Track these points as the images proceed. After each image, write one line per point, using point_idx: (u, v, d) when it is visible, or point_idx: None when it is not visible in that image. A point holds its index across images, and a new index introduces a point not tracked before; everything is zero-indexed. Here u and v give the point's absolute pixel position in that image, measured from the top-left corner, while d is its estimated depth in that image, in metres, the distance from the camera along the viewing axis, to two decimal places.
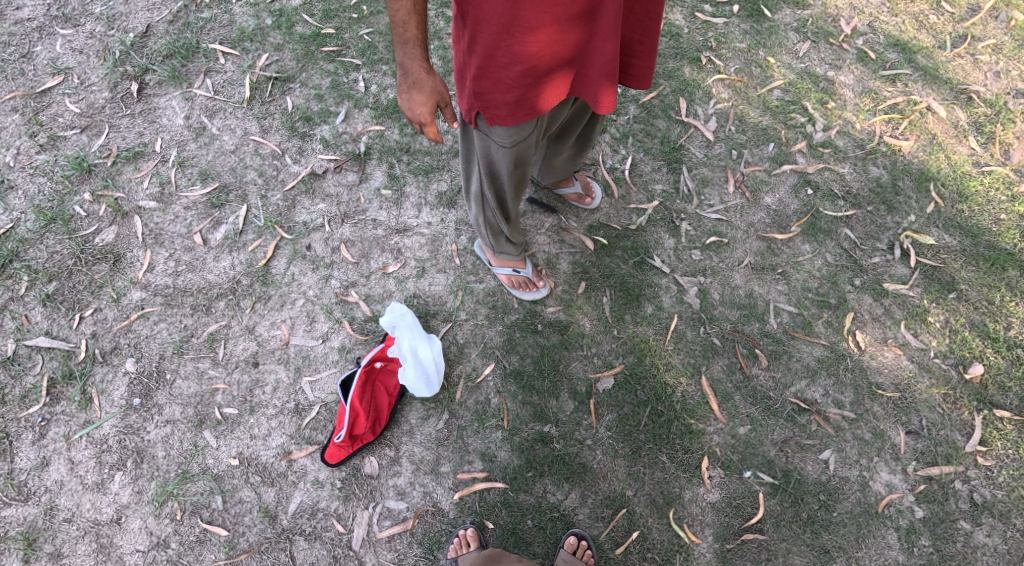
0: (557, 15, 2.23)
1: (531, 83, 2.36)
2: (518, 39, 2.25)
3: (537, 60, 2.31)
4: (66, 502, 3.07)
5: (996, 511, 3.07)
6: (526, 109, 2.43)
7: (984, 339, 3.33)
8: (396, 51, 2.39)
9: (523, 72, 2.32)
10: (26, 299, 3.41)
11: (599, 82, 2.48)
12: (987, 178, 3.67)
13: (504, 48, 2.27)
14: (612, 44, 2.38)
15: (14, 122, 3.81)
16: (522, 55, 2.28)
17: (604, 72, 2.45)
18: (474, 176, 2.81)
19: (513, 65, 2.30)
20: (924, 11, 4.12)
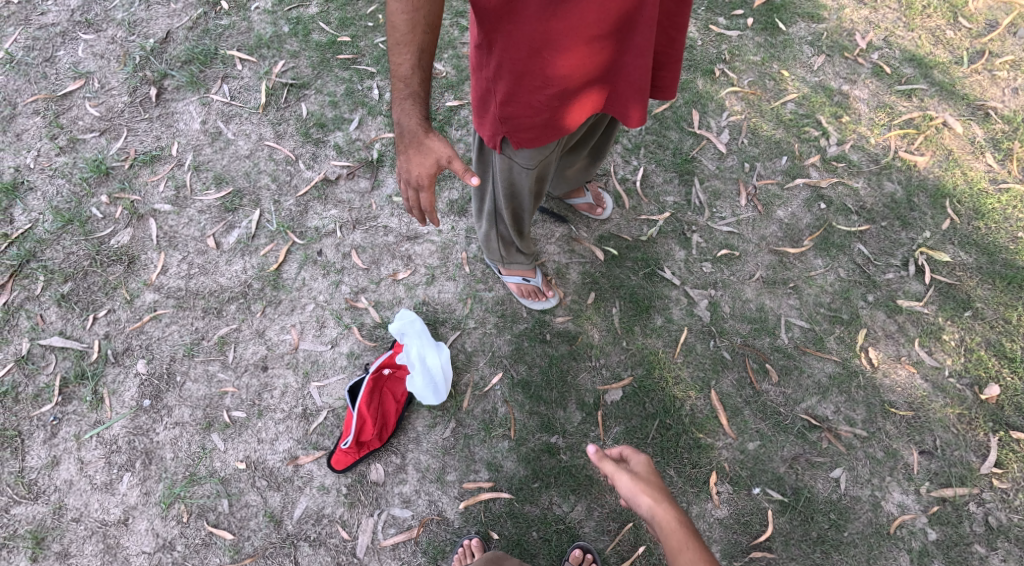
0: (588, 37, 2.24)
1: (561, 103, 2.39)
2: (548, 63, 2.26)
3: (568, 81, 2.33)
4: (75, 501, 3.09)
5: (1011, 536, 3.02)
6: (555, 129, 2.46)
7: (1000, 358, 3.29)
8: (394, 108, 2.37)
9: (552, 95, 2.35)
10: (41, 299, 3.45)
11: (629, 97, 2.50)
12: (1004, 196, 3.63)
13: (535, 73, 2.28)
14: (642, 60, 2.39)
15: (35, 124, 3.87)
16: (553, 78, 2.30)
17: (635, 88, 2.47)
18: (490, 195, 2.84)
19: (542, 89, 2.32)
20: (940, 26, 4.10)
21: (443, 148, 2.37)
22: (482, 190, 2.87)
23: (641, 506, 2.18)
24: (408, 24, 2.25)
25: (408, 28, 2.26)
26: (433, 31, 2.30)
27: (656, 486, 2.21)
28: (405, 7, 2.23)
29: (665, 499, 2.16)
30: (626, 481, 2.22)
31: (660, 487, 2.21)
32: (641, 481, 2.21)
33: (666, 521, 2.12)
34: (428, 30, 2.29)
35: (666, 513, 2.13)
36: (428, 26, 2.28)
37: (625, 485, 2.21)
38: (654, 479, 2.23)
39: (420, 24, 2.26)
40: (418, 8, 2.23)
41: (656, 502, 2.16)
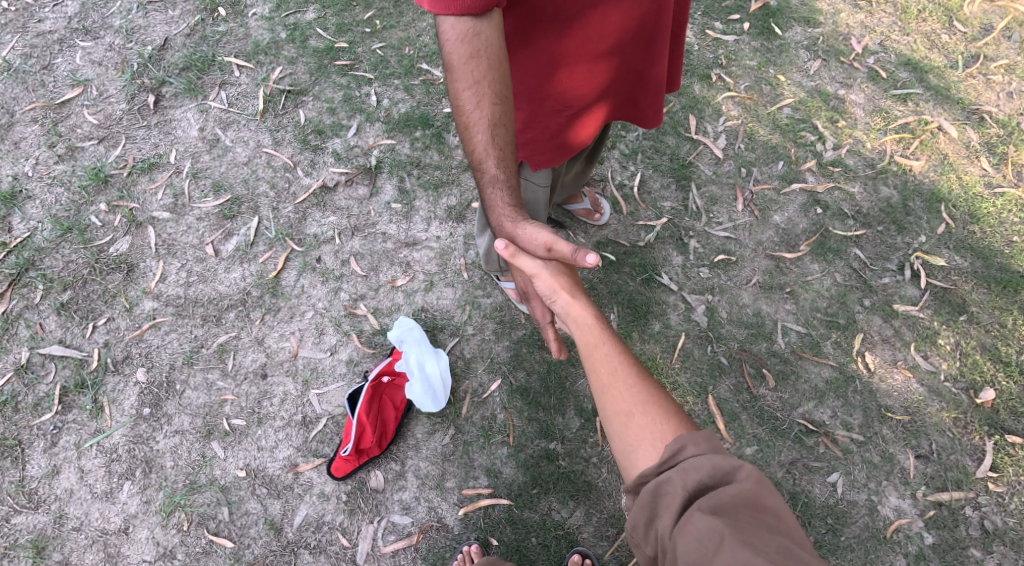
0: (601, 55, 2.34)
1: (577, 122, 2.48)
2: (564, 87, 2.36)
3: (583, 99, 2.42)
4: (76, 510, 3.10)
5: (1007, 539, 3.04)
6: (572, 147, 2.54)
7: (995, 362, 3.31)
8: (485, 199, 2.26)
9: (570, 116, 2.44)
10: (41, 307, 3.46)
11: (643, 99, 2.59)
12: (999, 200, 3.65)
13: (552, 98, 2.38)
14: (655, 65, 2.47)
15: (33, 132, 3.88)
16: (569, 99, 2.39)
17: (648, 91, 2.56)
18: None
19: (560, 112, 2.42)
20: (936, 30, 4.12)
21: (541, 238, 2.17)
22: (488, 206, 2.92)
23: (557, 302, 2.22)
24: (473, 100, 2.15)
25: (474, 106, 2.16)
26: (503, 101, 2.18)
27: (571, 280, 2.24)
28: (467, 83, 2.13)
29: (579, 293, 2.21)
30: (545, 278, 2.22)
31: (574, 279, 2.25)
32: (560, 276, 2.22)
33: (581, 316, 2.16)
34: (497, 102, 2.17)
35: (580, 305, 2.17)
36: (496, 97, 2.17)
37: (544, 282, 2.22)
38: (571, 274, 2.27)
39: (486, 97, 2.16)
40: (480, 81, 2.13)
41: (570, 294, 2.20)
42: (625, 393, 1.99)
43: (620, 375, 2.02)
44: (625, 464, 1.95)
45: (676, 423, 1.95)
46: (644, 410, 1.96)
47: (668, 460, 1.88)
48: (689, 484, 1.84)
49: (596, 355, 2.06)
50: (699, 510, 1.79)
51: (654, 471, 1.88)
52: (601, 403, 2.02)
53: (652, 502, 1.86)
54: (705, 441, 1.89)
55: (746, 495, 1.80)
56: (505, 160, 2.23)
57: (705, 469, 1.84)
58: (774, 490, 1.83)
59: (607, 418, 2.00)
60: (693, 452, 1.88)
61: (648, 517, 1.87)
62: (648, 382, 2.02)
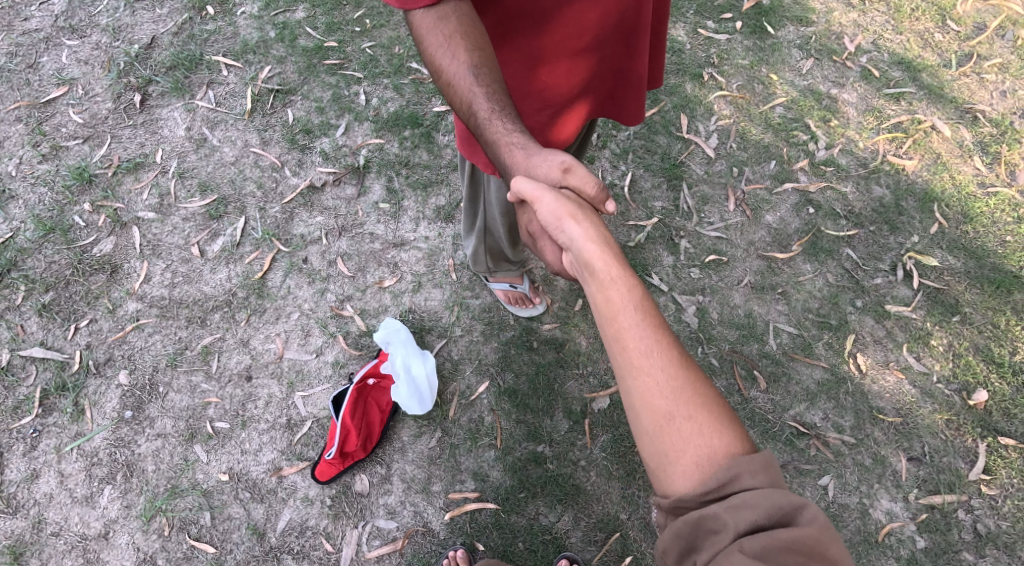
0: (580, 52, 2.33)
1: (559, 120, 2.48)
2: (545, 85, 2.37)
3: (565, 97, 2.43)
4: (55, 515, 3.05)
5: (1000, 542, 3.00)
6: (556, 145, 2.56)
7: (988, 363, 3.28)
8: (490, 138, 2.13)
9: (553, 114, 2.46)
10: (22, 309, 3.41)
11: (626, 97, 2.58)
12: (992, 199, 3.62)
13: (533, 97, 2.39)
14: (636, 62, 2.46)
15: (17, 131, 3.83)
16: (550, 97, 2.40)
17: (630, 89, 2.55)
18: (482, 212, 2.86)
19: (542, 111, 2.43)
20: (929, 29, 4.09)
21: (554, 159, 2.10)
22: (473, 208, 2.88)
23: (568, 233, 2.02)
24: (449, 53, 2.12)
25: (451, 60, 2.12)
26: (481, 49, 2.14)
27: (585, 215, 2.04)
28: (441, 41, 2.12)
29: (596, 234, 2.00)
30: (552, 203, 2.04)
31: (587, 212, 2.06)
32: (569, 208, 2.04)
33: (599, 265, 1.95)
34: (474, 49, 2.13)
35: (601, 255, 1.96)
36: (471, 44, 2.13)
37: (550, 208, 2.04)
38: (580, 204, 2.07)
39: (462, 46, 2.12)
40: (452, 36, 2.11)
41: (587, 234, 2.00)
42: (666, 392, 1.81)
43: (658, 364, 1.83)
44: (663, 478, 1.79)
45: (725, 436, 1.79)
46: (688, 416, 1.79)
47: (717, 489, 1.74)
48: (742, 523, 1.70)
49: (628, 334, 1.86)
50: (742, 552, 1.67)
51: (699, 497, 1.74)
52: (633, 395, 1.83)
53: (693, 532, 1.74)
54: (762, 471, 1.75)
55: (806, 544, 1.67)
56: (494, 94, 2.14)
57: (762, 508, 1.71)
58: (837, 539, 1.70)
59: (640, 414, 1.82)
60: (747, 483, 1.74)
61: (686, 546, 1.76)
62: (691, 378, 1.84)
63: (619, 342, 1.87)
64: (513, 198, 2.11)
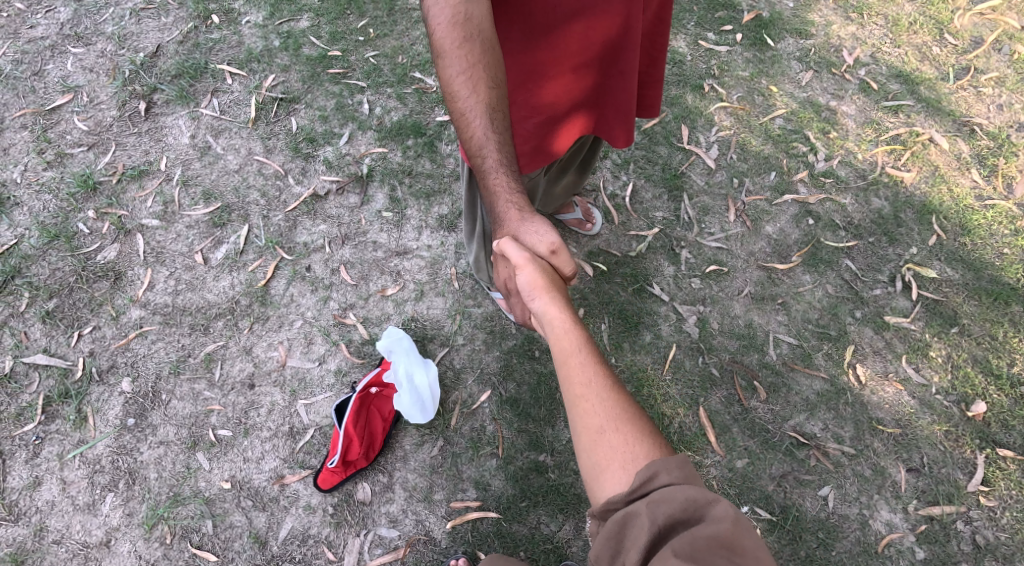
0: (572, 65, 2.39)
1: (548, 130, 2.52)
2: (533, 92, 2.41)
3: (555, 108, 2.48)
4: (56, 523, 3.06)
5: (999, 554, 3.02)
6: (546, 156, 2.58)
7: (986, 375, 3.30)
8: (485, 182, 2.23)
9: (540, 122, 2.48)
10: (26, 316, 3.42)
11: (615, 116, 2.60)
12: (989, 212, 3.65)
13: (521, 103, 2.43)
14: (626, 81, 2.50)
15: (22, 138, 3.85)
16: (539, 105, 2.44)
17: (618, 108, 2.57)
18: (481, 217, 2.87)
19: (529, 118, 2.46)
20: (927, 43, 4.14)
21: (544, 236, 2.14)
22: (472, 213, 2.90)
23: (535, 304, 2.07)
24: (468, 87, 2.18)
25: (469, 93, 2.18)
26: (499, 87, 2.20)
27: (557, 287, 2.09)
28: (460, 69, 2.16)
29: (563, 303, 2.06)
30: (530, 272, 2.09)
31: (561, 289, 2.11)
32: (543, 275, 2.09)
33: (560, 324, 2.01)
34: (493, 86, 2.19)
35: (568, 323, 2.01)
36: (490, 83, 2.19)
37: (527, 277, 2.09)
38: (555, 278, 2.12)
39: (482, 84, 2.18)
40: (473, 65, 2.16)
41: (553, 304, 2.06)
42: (599, 411, 1.88)
43: (595, 390, 1.91)
44: (593, 487, 1.85)
45: (649, 446, 1.86)
46: (616, 429, 1.87)
47: (638, 488, 1.79)
48: (659, 518, 1.75)
49: (571, 368, 1.94)
50: (675, 555, 1.67)
51: (623, 498, 1.80)
52: (572, 422, 1.91)
53: (618, 533, 1.78)
54: (678, 468, 1.81)
55: (719, 535, 1.69)
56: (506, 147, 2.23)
57: (677, 501, 1.75)
58: (751, 530, 1.72)
59: (576, 436, 1.89)
60: (664, 480, 1.79)
61: (614, 549, 1.79)
62: (623, 401, 1.91)
63: (563, 375, 1.95)
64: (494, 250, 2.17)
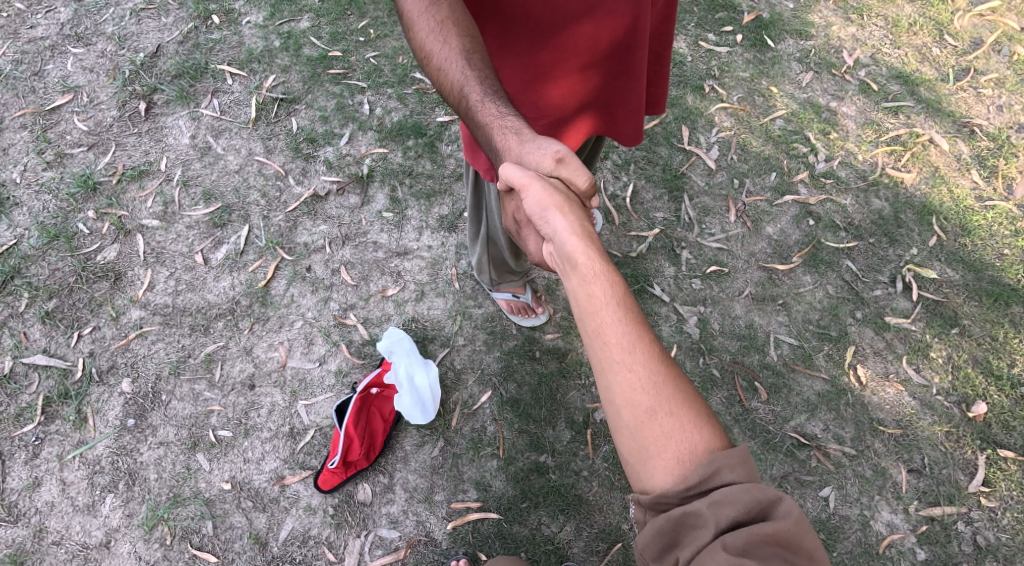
0: (579, 66, 2.39)
1: (556, 132, 2.53)
2: (541, 95, 2.41)
3: (563, 110, 2.49)
4: (56, 524, 3.05)
5: (1000, 555, 3.02)
6: None
7: (986, 375, 3.30)
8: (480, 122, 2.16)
9: (548, 124, 2.49)
10: (26, 316, 3.41)
11: (623, 116, 2.61)
12: (990, 213, 3.65)
13: (529, 106, 2.43)
14: (634, 81, 2.50)
15: (22, 138, 3.85)
16: (547, 107, 2.45)
17: (627, 107, 2.57)
18: (486, 222, 2.88)
19: (538, 119, 2.47)
20: (927, 44, 4.14)
21: (548, 149, 2.07)
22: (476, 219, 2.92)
23: (552, 225, 1.99)
24: (439, 40, 2.18)
25: (442, 45, 2.19)
26: (473, 35, 2.20)
27: (569, 205, 2.02)
28: (430, 27, 2.19)
29: (576, 224, 1.98)
30: (537, 193, 2.02)
31: (573, 206, 2.03)
32: (553, 196, 2.02)
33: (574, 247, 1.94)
34: (468, 35, 2.20)
35: (584, 249, 1.93)
36: (464, 30, 2.19)
37: (536, 198, 2.02)
38: (568, 196, 2.05)
39: (452, 32, 2.18)
40: (443, 22, 2.18)
41: (571, 227, 1.97)
42: (646, 388, 1.81)
43: (638, 359, 1.83)
44: (644, 473, 1.81)
45: (706, 433, 1.82)
46: (669, 412, 1.81)
47: (698, 485, 1.76)
48: (722, 519, 1.73)
49: (606, 325, 1.84)
50: (725, 550, 1.70)
51: (681, 494, 1.77)
52: (610, 388, 1.83)
53: (674, 529, 1.76)
54: (741, 466, 1.79)
55: (782, 536, 1.72)
56: (488, 81, 2.19)
57: (741, 503, 1.74)
58: (809, 531, 1.75)
59: (618, 408, 1.82)
60: (728, 478, 1.77)
61: (668, 542, 1.78)
62: (672, 375, 1.84)
63: (596, 334, 1.85)
64: (501, 186, 2.11)
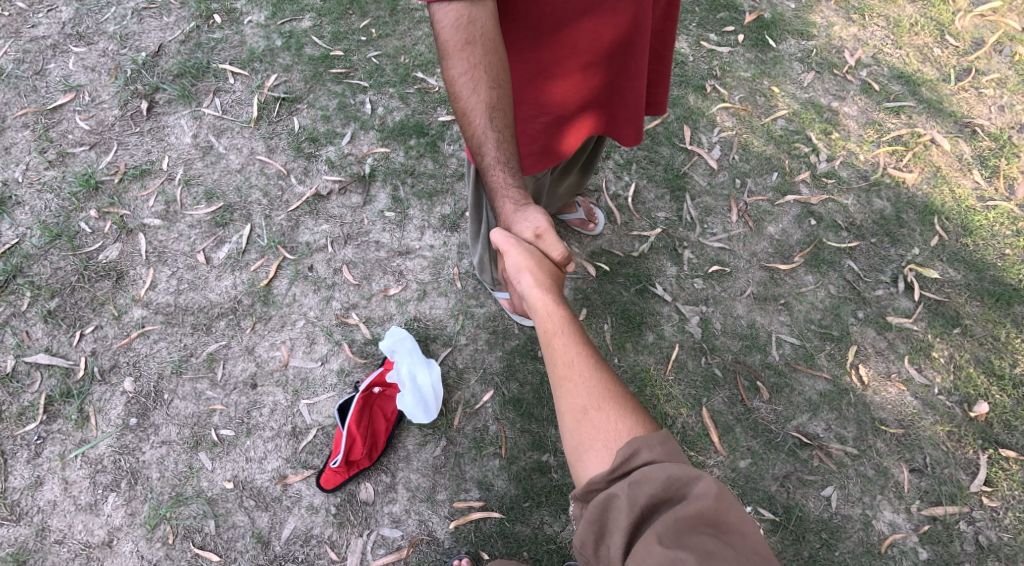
0: (580, 64, 2.39)
1: (557, 129, 2.53)
2: (542, 92, 2.41)
3: (564, 107, 2.48)
4: (58, 523, 3.05)
5: (1002, 555, 3.02)
6: (554, 155, 2.60)
7: (988, 375, 3.30)
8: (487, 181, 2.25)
9: (548, 122, 2.49)
10: (27, 315, 3.41)
11: (623, 113, 2.62)
12: (991, 212, 3.66)
13: (530, 103, 2.43)
14: (635, 78, 2.51)
15: (24, 138, 3.85)
16: (548, 104, 2.45)
17: (628, 105, 2.59)
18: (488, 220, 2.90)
19: (538, 117, 2.47)
20: (928, 44, 4.14)
21: (532, 223, 2.17)
22: (477, 217, 2.92)
23: (522, 284, 2.08)
24: (470, 86, 2.17)
25: (471, 92, 2.18)
26: (500, 89, 2.20)
27: (544, 272, 2.09)
28: (464, 69, 2.15)
29: (548, 288, 2.05)
30: (515, 256, 2.10)
31: (549, 273, 2.11)
32: (532, 259, 2.10)
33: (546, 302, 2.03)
34: (494, 87, 2.19)
35: (552, 303, 2.03)
36: (491, 84, 2.18)
37: (513, 260, 2.10)
38: (544, 263, 2.12)
39: (483, 84, 2.18)
40: (475, 67, 2.15)
41: (538, 285, 2.06)
42: (583, 395, 1.90)
43: (586, 383, 1.91)
44: (577, 468, 1.88)
45: (632, 422, 1.89)
46: (600, 409, 1.89)
47: (620, 467, 1.81)
48: (639, 499, 1.76)
49: (553, 348, 1.96)
50: (660, 543, 1.69)
51: (606, 478, 1.82)
52: (557, 401, 1.94)
53: (601, 517, 1.80)
54: (660, 446, 1.83)
55: (705, 513, 1.72)
56: (505, 144, 2.24)
57: (659, 481, 1.77)
58: (734, 503, 1.74)
59: (560, 416, 1.92)
60: (645, 458, 1.81)
61: (597, 533, 1.80)
62: (609, 385, 1.92)
63: (551, 357, 1.97)
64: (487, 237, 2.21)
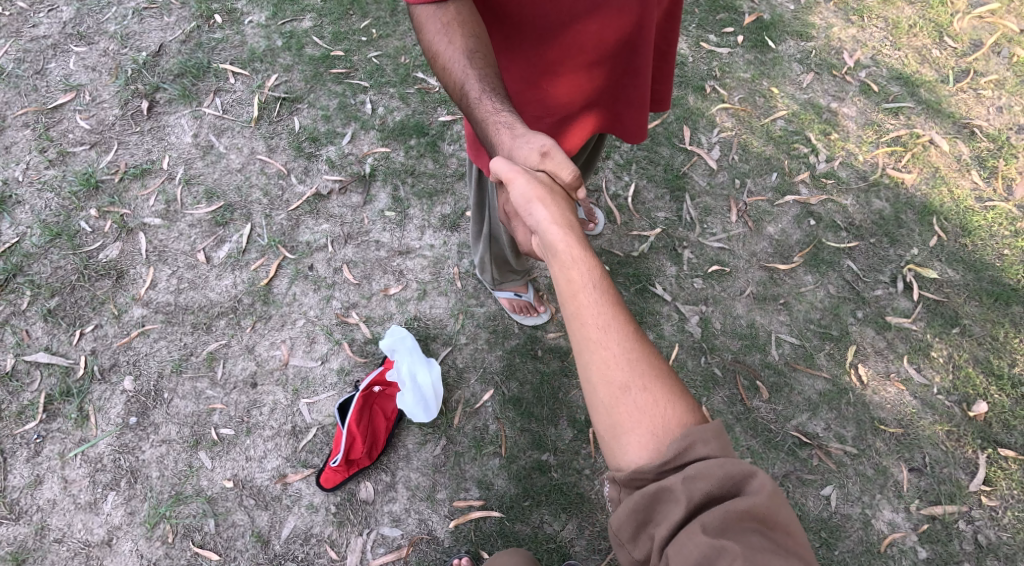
0: (584, 64, 2.40)
1: (561, 130, 2.55)
2: (547, 94, 2.43)
3: (568, 109, 2.50)
4: (58, 521, 3.05)
5: (1000, 554, 3.03)
6: None
7: (987, 375, 3.31)
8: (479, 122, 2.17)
9: (553, 123, 2.51)
10: (27, 314, 3.41)
11: (628, 114, 2.63)
12: (989, 213, 3.67)
13: (535, 104, 2.45)
14: (639, 79, 2.52)
15: (25, 137, 3.85)
16: (552, 106, 2.46)
17: (632, 105, 2.60)
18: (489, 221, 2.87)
19: (543, 119, 2.49)
20: (927, 45, 4.15)
21: (535, 144, 2.09)
22: (479, 216, 2.90)
23: (535, 215, 2.01)
24: (445, 39, 2.18)
25: (446, 42, 2.18)
26: (479, 35, 2.20)
27: (555, 199, 2.03)
28: (438, 27, 2.18)
29: (561, 216, 2.00)
30: (522, 185, 2.03)
31: (558, 199, 2.04)
32: (540, 189, 2.04)
33: (557, 236, 1.97)
34: (471, 35, 2.19)
35: (566, 238, 1.96)
36: (469, 31, 2.18)
37: (520, 191, 2.03)
38: (554, 188, 2.06)
39: (458, 33, 2.18)
40: (449, 24, 2.17)
41: (551, 216, 1.99)
42: (622, 365, 1.84)
43: (615, 342, 1.86)
44: (616, 450, 1.83)
45: (680, 410, 1.84)
46: (644, 388, 1.84)
47: (672, 460, 1.78)
48: (693, 493, 1.75)
49: (582, 305, 1.88)
50: (704, 531, 1.71)
51: (657, 469, 1.78)
52: (587, 368, 1.86)
53: (647, 506, 1.78)
54: (714, 439, 1.81)
55: (756, 510, 1.73)
56: (487, 76, 2.19)
57: (714, 478, 1.76)
58: (785, 504, 1.77)
59: (594, 387, 1.85)
60: (700, 452, 1.79)
61: (641, 520, 1.80)
62: (647, 354, 1.87)
63: (574, 315, 1.89)
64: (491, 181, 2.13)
